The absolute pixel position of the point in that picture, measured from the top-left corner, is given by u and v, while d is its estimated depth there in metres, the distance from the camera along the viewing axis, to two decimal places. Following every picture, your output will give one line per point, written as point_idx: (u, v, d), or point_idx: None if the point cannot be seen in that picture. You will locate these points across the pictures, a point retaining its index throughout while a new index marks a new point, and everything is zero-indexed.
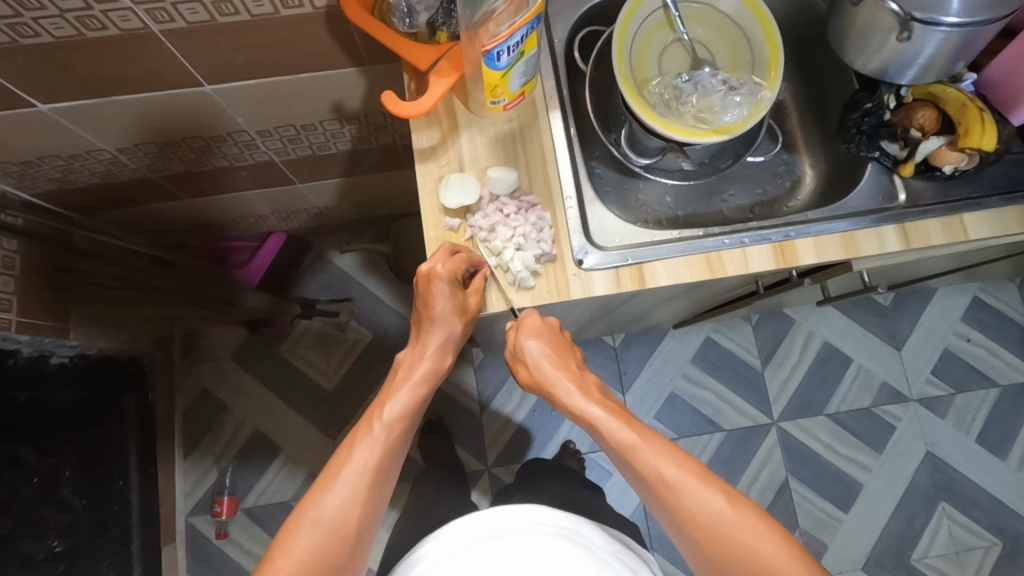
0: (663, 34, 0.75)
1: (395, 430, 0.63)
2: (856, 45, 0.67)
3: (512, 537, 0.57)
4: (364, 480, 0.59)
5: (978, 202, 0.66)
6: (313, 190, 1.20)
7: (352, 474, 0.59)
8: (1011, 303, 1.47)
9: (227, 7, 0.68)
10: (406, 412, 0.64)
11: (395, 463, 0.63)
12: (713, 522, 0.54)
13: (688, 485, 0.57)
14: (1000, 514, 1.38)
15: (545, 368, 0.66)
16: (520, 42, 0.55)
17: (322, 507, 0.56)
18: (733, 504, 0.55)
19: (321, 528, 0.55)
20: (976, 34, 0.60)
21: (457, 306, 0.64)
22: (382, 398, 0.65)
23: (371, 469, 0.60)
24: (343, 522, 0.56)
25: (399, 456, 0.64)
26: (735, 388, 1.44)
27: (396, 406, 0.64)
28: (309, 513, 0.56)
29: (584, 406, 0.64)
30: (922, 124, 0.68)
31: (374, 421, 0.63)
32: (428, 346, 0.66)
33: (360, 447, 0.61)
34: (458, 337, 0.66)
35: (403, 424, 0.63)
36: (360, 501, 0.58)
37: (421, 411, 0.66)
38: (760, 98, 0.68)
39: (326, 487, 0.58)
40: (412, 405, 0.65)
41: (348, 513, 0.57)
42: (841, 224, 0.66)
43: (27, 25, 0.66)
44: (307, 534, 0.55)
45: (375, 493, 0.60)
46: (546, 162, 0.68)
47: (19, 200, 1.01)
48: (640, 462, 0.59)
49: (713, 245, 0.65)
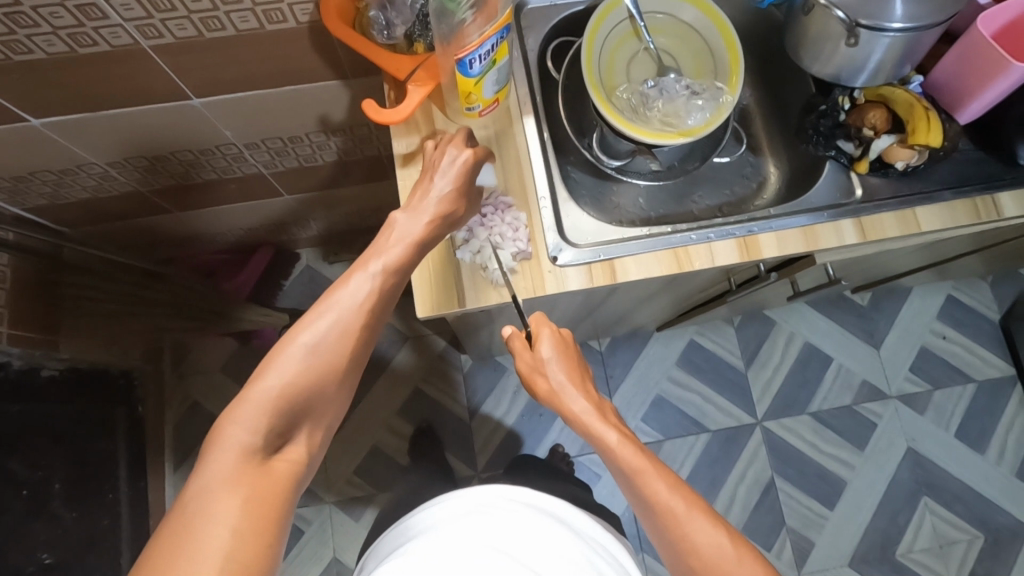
0: (631, 44, 0.78)
1: (389, 277, 0.58)
2: (810, 53, 0.71)
3: (492, 512, 0.60)
4: (352, 321, 0.55)
5: (930, 196, 0.70)
6: (300, 202, 1.22)
7: (345, 309, 0.55)
8: (982, 300, 1.52)
9: (214, 22, 0.71)
10: (402, 262, 0.58)
11: (389, 309, 0.59)
12: (710, 555, 0.56)
13: (693, 518, 0.58)
14: (982, 508, 1.41)
15: (567, 385, 0.66)
16: (491, 50, 0.59)
17: (310, 334, 0.54)
18: (735, 543, 0.57)
19: (309, 357, 0.53)
20: (919, 39, 0.64)
21: (462, 177, 0.63)
22: (380, 242, 0.59)
23: (362, 309, 0.56)
24: (331, 356, 0.54)
25: (390, 306, 0.59)
26: (719, 388, 1.47)
27: (394, 253, 0.58)
28: (296, 339, 0.53)
29: (602, 431, 0.64)
30: (874, 123, 0.72)
31: (369, 262, 0.57)
32: (429, 207, 0.61)
33: (352, 284, 0.56)
34: (457, 214, 0.63)
35: (396, 274, 0.58)
36: (350, 339, 0.55)
37: (417, 264, 0.60)
38: (722, 102, 0.72)
39: (315, 315, 0.54)
40: (411, 256, 0.59)
41: (330, 350, 0.54)
42: (801, 218, 0.69)
43: (21, 43, 0.69)
44: (289, 360, 0.52)
45: (363, 337, 0.56)
46: (522, 165, 0.71)
47: (8, 212, 1.05)
48: (650, 490, 0.60)
49: (680, 241, 0.69)
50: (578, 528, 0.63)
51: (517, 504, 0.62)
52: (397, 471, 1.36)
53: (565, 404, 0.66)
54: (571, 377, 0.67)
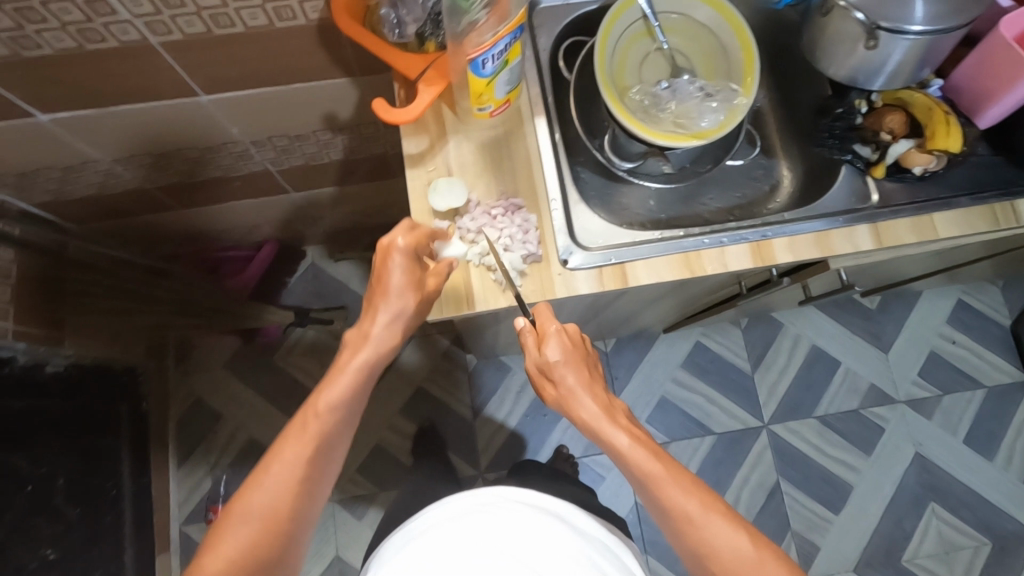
0: (644, 44, 0.77)
1: (331, 420, 0.58)
2: (826, 54, 0.70)
3: (495, 512, 0.59)
4: (296, 474, 0.57)
5: (948, 202, 0.69)
6: (306, 199, 1.21)
7: (284, 469, 0.56)
8: (992, 305, 1.51)
9: (223, 19, 0.70)
10: (342, 403, 0.59)
11: (336, 451, 0.60)
12: (729, 559, 0.56)
13: (710, 521, 0.57)
14: (989, 514, 1.40)
15: (578, 389, 0.64)
16: (504, 50, 0.58)
17: (253, 500, 0.55)
18: (755, 545, 0.56)
19: (252, 522, 0.55)
20: (939, 42, 0.63)
21: (412, 281, 0.61)
22: (322, 384, 0.59)
23: (302, 465, 0.57)
24: (275, 515, 0.55)
25: (340, 444, 0.60)
26: (724, 391, 1.46)
27: (334, 394, 0.59)
28: (239, 508, 0.55)
29: (613, 435, 0.62)
30: (893, 127, 0.70)
31: (312, 408, 0.58)
32: (373, 329, 0.61)
33: (294, 441, 0.58)
34: (409, 317, 0.62)
35: (341, 414, 0.59)
36: (291, 497, 0.56)
37: (364, 397, 0.61)
38: (736, 104, 0.71)
39: (257, 480, 0.56)
40: (352, 394, 0.60)
41: (274, 512, 0.55)
42: (815, 223, 0.68)
43: (29, 38, 0.69)
44: (236, 530, 0.54)
45: (311, 485, 0.58)
46: (532, 167, 0.71)
47: (15, 209, 1.02)
48: (665, 496, 0.59)
49: (692, 245, 0.68)
50: (581, 524, 0.61)
51: (521, 504, 0.61)
52: (401, 470, 1.35)
53: (575, 408, 0.64)
54: (582, 380, 0.65)
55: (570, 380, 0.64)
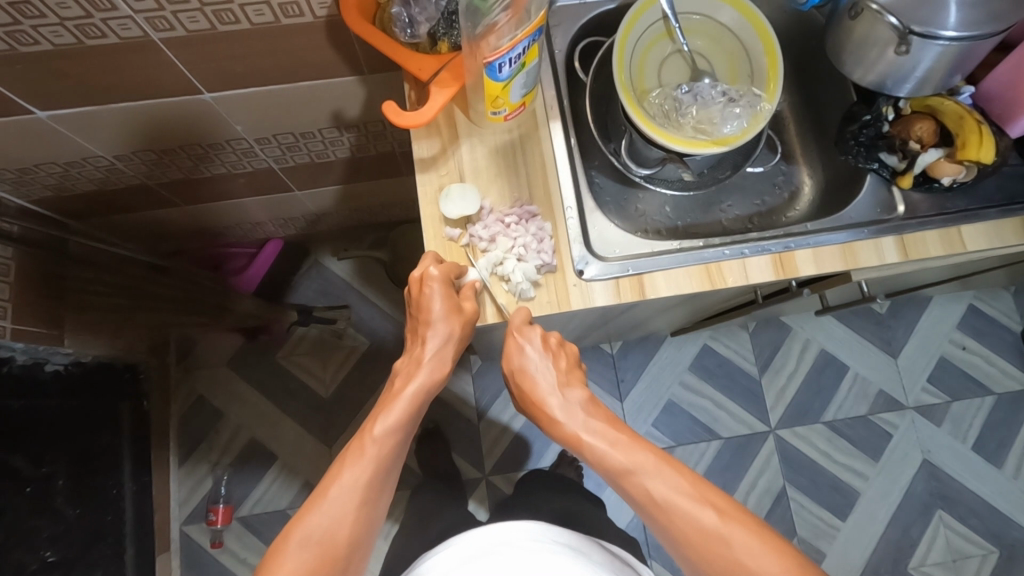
0: (663, 45, 0.75)
1: (387, 446, 0.60)
2: (853, 58, 0.67)
3: (507, 553, 0.56)
4: (355, 497, 0.57)
5: (975, 214, 0.67)
6: (311, 197, 1.19)
7: (343, 492, 0.57)
8: (1005, 311, 1.48)
9: (227, 15, 0.68)
10: (397, 428, 0.61)
11: (389, 480, 0.61)
12: (699, 538, 0.55)
13: (676, 501, 0.58)
14: (998, 523, 1.38)
15: (541, 390, 0.67)
16: (521, 54, 0.56)
17: (311, 524, 0.55)
18: (723, 518, 0.55)
19: (311, 545, 0.54)
20: (974, 48, 0.61)
21: (452, 307, 0.62)
22: (376, 412, 0.62)
23: (361, 489, 0.57)
24: (334, 539, 0.55)
25: (392, 476, 0.61)
26: (732, 395, 1.44)
27: (390, 421, 0.61)
28: (297, 533, 0.54)
29: (573, 432, 0.65)
30: (921, 135, 0.68)
31: (371, 430, 0.60)
32: (423, 356, 0.64)
33: (351, 465, 0.59)
34: (456, 345, 0.64)
35: (395, 440, 0.61)
36: (351, 520, 0.56)
37: (416, 426, 0.63)
38: (759, 110, 0.69)
39: (315, 505, 0.56)
40: (406, 420, 0.62)
41: (334, 536, 0.55)
42: (840, 235, 0.66)
43: (26, 33, 0.66)
44: (294, 556, 0.53)
45: (367, 512, 0.57)
46: (548, 171, 0.68)
47: (14, 205, 1.00)
48: (631, 483, 0.60)
49: (712, 256, 0.66)
50: (592, 560, 0.59)
51: (535, 543, 0.57)
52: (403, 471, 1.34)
53: (540, 407, 0.67)
54: (543, 380, 0.67)
55: (528, 385, 0.67)
